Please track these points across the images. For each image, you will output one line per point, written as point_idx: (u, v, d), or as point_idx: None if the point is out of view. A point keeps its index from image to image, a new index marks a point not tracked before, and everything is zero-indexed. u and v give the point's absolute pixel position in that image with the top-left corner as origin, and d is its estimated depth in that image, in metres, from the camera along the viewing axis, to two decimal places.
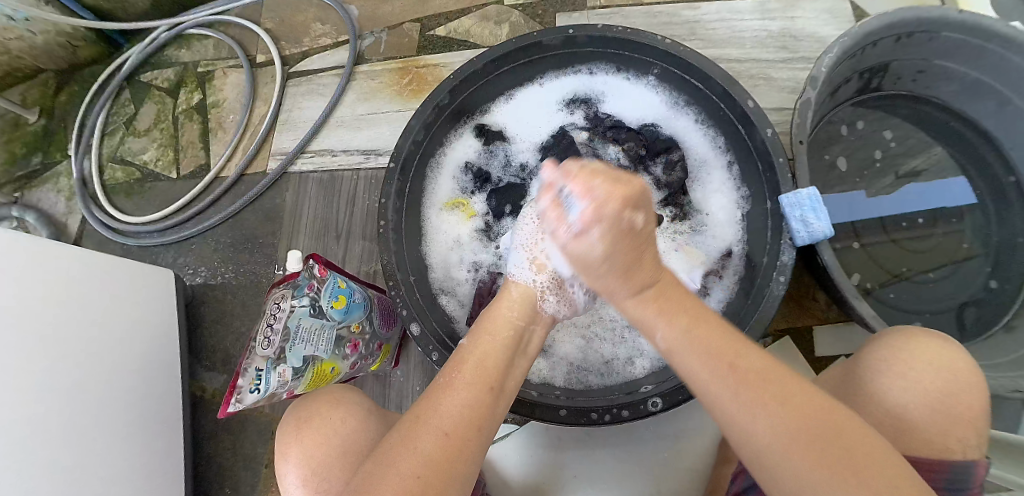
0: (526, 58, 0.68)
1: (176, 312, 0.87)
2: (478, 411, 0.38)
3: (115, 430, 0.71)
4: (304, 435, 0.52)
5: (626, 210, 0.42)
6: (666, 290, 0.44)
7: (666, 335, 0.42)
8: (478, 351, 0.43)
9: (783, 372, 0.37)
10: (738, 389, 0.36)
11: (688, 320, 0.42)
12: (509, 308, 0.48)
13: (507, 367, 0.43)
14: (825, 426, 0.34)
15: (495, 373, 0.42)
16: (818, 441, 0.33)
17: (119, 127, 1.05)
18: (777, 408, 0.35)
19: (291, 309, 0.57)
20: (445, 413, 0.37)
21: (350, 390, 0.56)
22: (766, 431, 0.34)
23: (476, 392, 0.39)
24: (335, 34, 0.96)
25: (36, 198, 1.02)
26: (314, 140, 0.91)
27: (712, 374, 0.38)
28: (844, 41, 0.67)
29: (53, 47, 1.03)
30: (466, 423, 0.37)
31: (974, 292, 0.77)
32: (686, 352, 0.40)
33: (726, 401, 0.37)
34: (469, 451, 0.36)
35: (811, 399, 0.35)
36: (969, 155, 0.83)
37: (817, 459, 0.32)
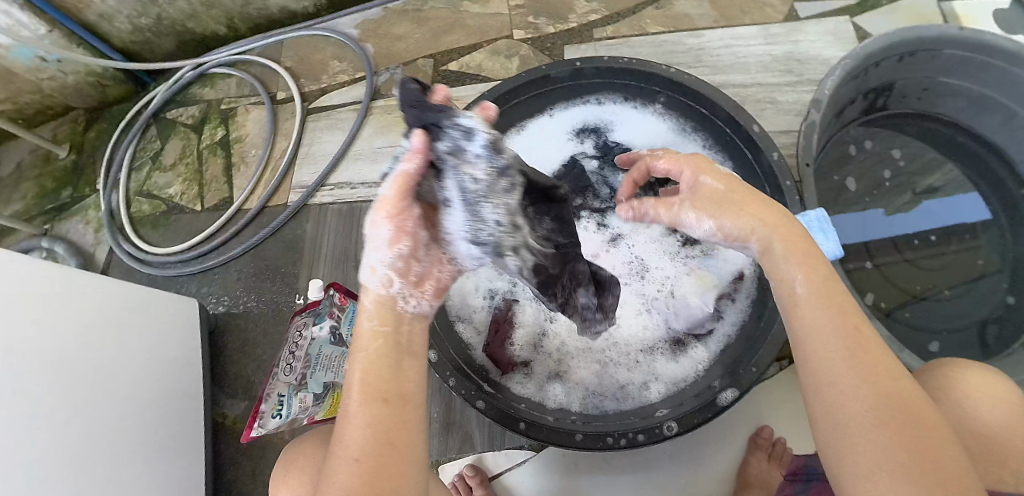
0: (538, 90, 0.73)
1: (198, 341, 0.89)
2: (381, 427, 0.38)
3: (137, 455, 0.72)
4: (288, 478, 0.53)
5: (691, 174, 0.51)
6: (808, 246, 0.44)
7: (803, 283, 0.43)
8: (364, 369, 0.40)
9: (891, 363, 0.39)
10: (852, 362, 0.39)
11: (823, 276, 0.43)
12: (368, 320, 0.42)
13: (399, 370, 0.41)
14: (916, 424, 0.36)
15: (388, 384, 0.40)
16: (906, 429, 0.36)
17: (145, 162, 1.10)
18: (871, 389, 0.37)
19: (312, 337, 0.60)
20: (350, 443, 0.38)
21: (337, 428, 0.58)
22: (856, 397, 0.37)
23: (372, 410, 0.39)
24: (352, 71, 1.01)
25: (65, 230, 1.06)
26: (334, 173, 0.94)
27: (830, 329, 0.40)
28: (846, 63, 0.68)
29: (83, 86, 1.09)
30: (369, 443, 0.37)
31: (993, 310, 0.76)
32: (818, 304, 0.41)
33: (835, 370, 0.39)
34: (389, 466, 0.37)
35: (910, 392, 0.38)
36: (980, 171, 0.83)
37: (894, 444, 0.35)
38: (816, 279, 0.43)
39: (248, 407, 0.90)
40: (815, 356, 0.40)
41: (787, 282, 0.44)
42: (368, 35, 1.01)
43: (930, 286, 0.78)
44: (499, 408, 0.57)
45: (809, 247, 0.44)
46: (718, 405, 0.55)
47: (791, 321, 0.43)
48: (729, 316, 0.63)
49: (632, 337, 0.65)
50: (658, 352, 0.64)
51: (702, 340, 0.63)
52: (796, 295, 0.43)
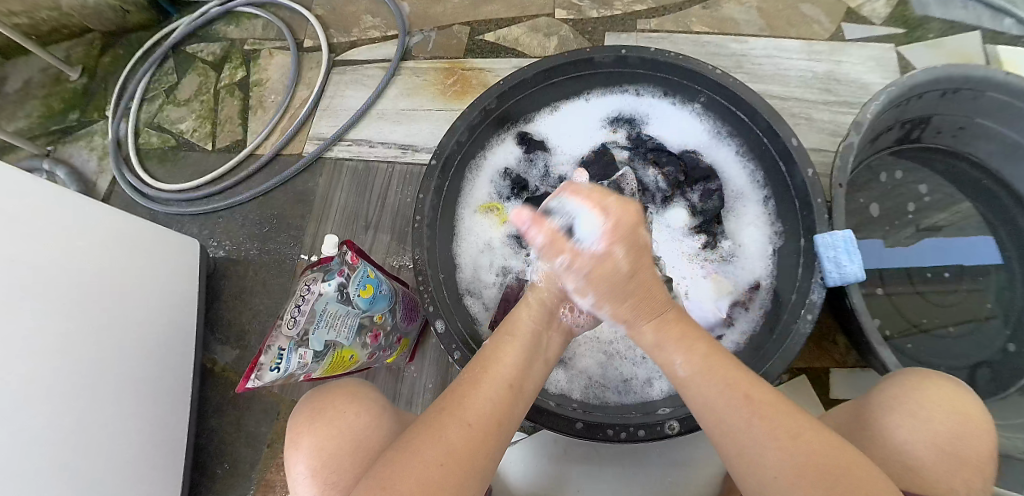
0: (575, 73, 0.69)
1: (198, 282, 0.88)
2: (498, 408, 0.41)
3: (121, 391, 0.71)
4: (315, 426, 0.52)
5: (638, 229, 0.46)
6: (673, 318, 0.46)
7: (686, 363, 0.43)
8: (502, 356, 0.44)
9: (798, 415, 0.39)
10: (756, 423, 0.38)
11: (706, 349, 0.44)
12: (528, 313, 0.48)
13: (528, 371, 0.45)
14: (825, 464, 0.35)
15: (518, 375, 0.43)
16: (830, 483, 0.35)
17: (159, 94, 1.07)
18: (786, 453, 0.36)
19: (320, 293, 0.57)
20: (473, 408, 0.39)
21: (368, 387, 0.57)
22: (776, 456, 0.37)
23: (499, 390, 0.42)
24: (385, 28, 0.98)
25: (67, 154, 1.04)
26: (353, 129, 0.92)
27: (727, 402, 0.40)
28: (891, 90, 0.67)
29: (104, 8, 1.06)
30: (489, 419, 0.39)
31: (990, 355, 0.76)
32: (703, 379, 0.42)
33: (746, 447, 0.38)
34: (486, 446, 0.38)
35: (811, 439, 0.37)
36: (1002, 217, 0.82)
37: (818, 492, 0.34)
38: (697, 359, 0.43)
39: (239, 356, 0.89)
40: (714, 416, 0.40)
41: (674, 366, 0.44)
42: None
43: (937, 321, 0.78)
44: None
45: (695, 330, 0.45)
46: None
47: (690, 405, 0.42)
48: (740, 324, 0.63)
49: None
50: None
51: None
52: (681, 376, 0.43)
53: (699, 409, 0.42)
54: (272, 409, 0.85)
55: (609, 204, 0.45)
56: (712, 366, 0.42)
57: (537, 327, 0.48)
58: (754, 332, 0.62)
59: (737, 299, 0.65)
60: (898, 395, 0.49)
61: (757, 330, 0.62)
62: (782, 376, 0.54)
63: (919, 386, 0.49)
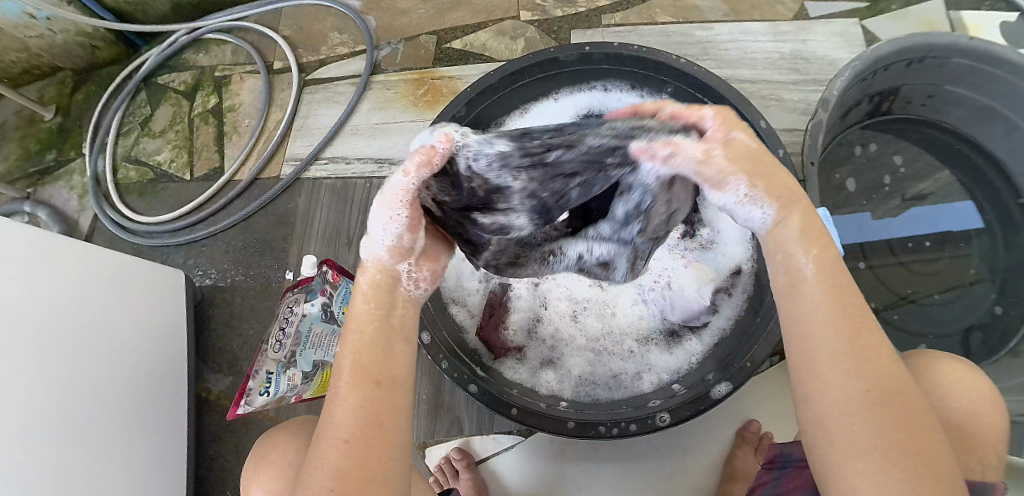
0: (542, 74, 0.70)
1: (186, 313, 0.88)
2: (370, 410, 0.37)
3: (115, 430, 0.70)
4: (263, 469, 0.53)
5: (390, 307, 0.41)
6: (812, 223, 0.40)
7: (811, 266, 0.38)
8: (356, 348, 0.39)
9: (892, 372, 0.36)
10: (849, 357, 0.35)
11: (832, 266, 0.38)
12: (366, 298, 0.41)
13: (391, 352, 0.40)
14: (914, 433, 0.34)
15: (381, 366, 0.39)
16: (906, 434, 0.33)
17: (134, 127, 1.06)
18: (870, 402, 0.34)
19: (303, 314, 0.58)
20: (340, 423, 0.36)
21: (309, 422, 0.57)
22: (858, 407, 0.34)
23: (363, 392, 0.37)
24: (353, 44, 0.98)
25: (48, 195, 1.03)
26: (329, 147, 0.92)
27: (834, 333, 0.36)
28: (856, 65, 0.67)
29: (72, 46, 1.05)
30: (361, 427, 0.36)
31: (979, 318, 0.77)
32: (823, 291, 0.37)
33: (826, 376, 0.35)
34: (374, 455, 0.36)
35: (902, 390, 0.35)
36: (977, 181, 0.83)
37: (895, 458, 0.33)
38: (827, 260, 0.39)
39: (233, 383, 0.89)
40: (814, 343, 0.37)
41: (800, 263, 0.39)
42: (371, 7, 0.98)
43: (922, 290, 0.79)
44: (491, 393, 0.56)
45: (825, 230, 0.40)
46: (711, 398, 0.54)
47: (788, 311, 0.39)
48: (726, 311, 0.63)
49: (627, 326, 0.66)
50: (652, 343, 0.64)
51: (697, 332, 0.64)
52: (801, 276, 0.38)
53: (789, 320, 0.39)
54: None
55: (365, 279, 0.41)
56: (833, 285, 0.38)
57: (384, 300, 0.41)
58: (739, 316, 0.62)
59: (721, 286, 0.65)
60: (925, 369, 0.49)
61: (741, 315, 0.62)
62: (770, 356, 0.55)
63: (933, 369, 0.49)
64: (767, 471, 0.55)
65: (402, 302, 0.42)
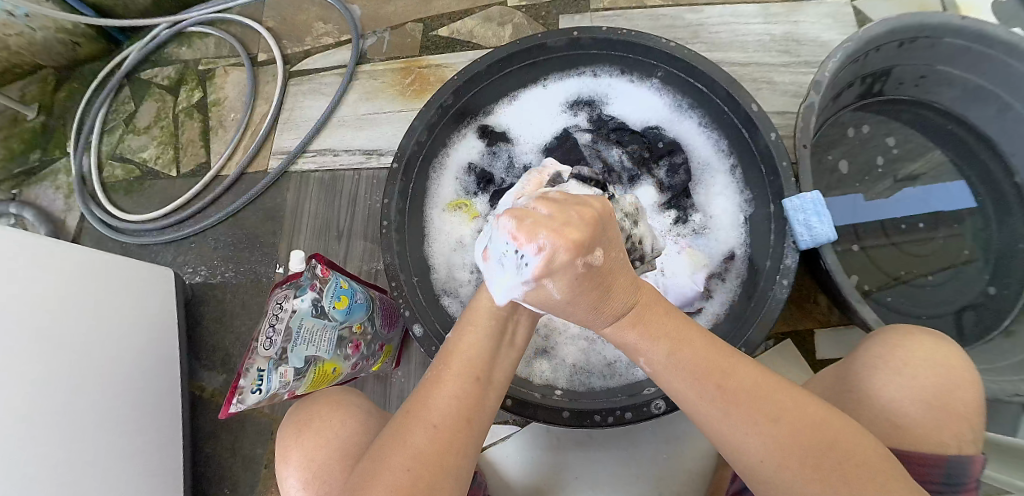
0: (530, 60, 0.68)
1: (176, 310, 0.87)
2: (467, 403, 0.38)
3: (110, 432, 0.69)
4: (303, 439, 0.53)
5: (580, 255, 0.31)
6: (647, 312, 0.38)
7: (651, 359, 0.39)
8: (467, 342, 0.42)
9: (775, 392, 0.37)
10: (731, 414, 0.36)
11: (673, 340, 0.38)
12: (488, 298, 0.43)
13: (497, 357, 0.42)
14: (815, 447, 0.35)
15: (484, 364, 0.41)
16: (814, 449, 0.35)
17: (118, 125, 1.04)
18: (770, 438, 0.35)
19: (293, 310, 0.56)
20: (435, 407, 0.38)
21: (350, 394, 0.57)
22: (761, 451, 0.36)
23: (463, 384, 0.39)
24: (338, 34, 0.96)
25: (34, 195, 1.02)
26: (317, 140, 0.91)
27: (702, 397, 0.37)
28: (848, 45, 0.66)
29: (53, 43, 1.03)
30: (454, 417, 0.37)
31: (972, 298, 0.77)
32: (670, 373, 0.38)
33: (729, 432, 0.37)
34: (455, 446, 0.37)
35: (791, 417, 0.36)
36: (970, 160, 0.83)
37: (812, 481, 0.34)
38: (665, 352, 0.38)
39: (227, 380, 0.88)
40: (697, 416, 0.38)
41: (638, 361, 0.40)
42: None
43: (915, 271, 0.78)
44: None
45: (655, 295, 0.40)
46: None
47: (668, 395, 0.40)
48: (719, 296, 0.63)
49: None
50: None
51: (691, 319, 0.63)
52: (648, 369, 0.40)
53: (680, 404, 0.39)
54: (266, 430, 0.84)
55: (541, 232, 0.31)
56: (680, 359, 0.38)
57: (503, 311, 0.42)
58: (732, 302, 0.62)
59: (713, 271, 0.65)
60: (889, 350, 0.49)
61: (735, 300, 0.62)
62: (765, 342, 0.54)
63: (900, 346, 0.49)
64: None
65: (506, 343, 0.43)
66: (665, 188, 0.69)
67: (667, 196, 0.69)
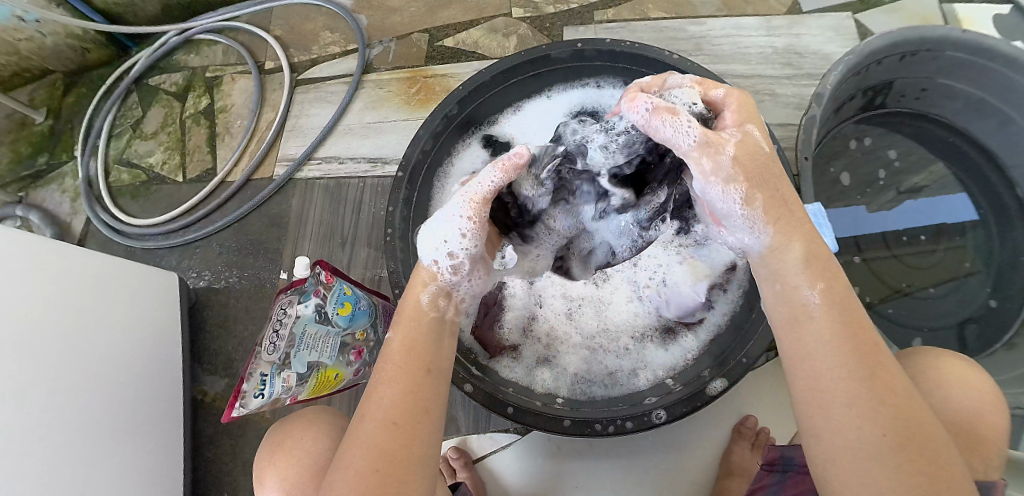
0: (535, 71, 0.70)
1: (180, 314, 0.87)
2: (414, 396, 0.39)
3: (111, 435, 0.70)
4: (277, 459, 0.53)
5: (754, 113, 0.42)
6: (823, 254, 0.40)
7: (818, 296, 0.38)
8: (407, 337, 0.42)
9: (903, 391, 0.36)
10: (860, 381, 0.35)
11: (834, 288, 0.39)
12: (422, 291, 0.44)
13: (439, 343, 0.43)
14: (925, 448, 0.34)
15: (427, 356, 0.41)
16: (918, 455, 0.34)
17: (126, 129, 1.05)
18: (875, 414, 0.34)
19: (296, 315, 0.57)
20: (386, 406, 0.38)
21: (332, 415, 0.57)
22: (865, 430, 0.34)
23: (409, 380, 0.39)
24: (344, 43, 0.98)
25: (40, 198, 1.03)
26: (322, 147, 0.92)
27: (842, 358, 0.36)
28: (849, 58, 0.67)
29: (63, 48, 1.04)
30: (406, 411, 0.38)
31: (975, 310, 0.77)
32: (825, 321, 0.37)
33: (833, 392, 0.35)
34: (414, 437, 0.37)
35: (914, 411, 0.35)
36: (972, 173, 0.83)
37: (907, 474, 0.33)
38: (833, 290, 0.38)
39: (228, 385, 0.88)
40: (816, 374, 0.36)
41: (803, 290, 0.39)
42: (362, 6, 0.98)
43: (917, 283, 0.79)
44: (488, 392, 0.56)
45: (829, 262, 0.40)
46: (708, 394, 0.54)
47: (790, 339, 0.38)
48: (720, 307, 0.63)
49: (622, 322, 0.66)
50: (648, 338, 0.64)
51: (692, 328, 0.64)
52: (806, 307, 0.38)
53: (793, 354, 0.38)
54: (266, 435, 0.84)
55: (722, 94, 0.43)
56: (841, 311, 0.38)
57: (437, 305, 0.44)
58: (733, 312, 0.62)
59: (715, 282, 0.63)
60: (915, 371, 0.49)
61: (736, 310, 0.62)
62: (764, 353, 0.55)
63: (931, 367, 0.49)
64: (766, 473, 0.56)
65: (448, 325, 0.45)
66: None
67: None
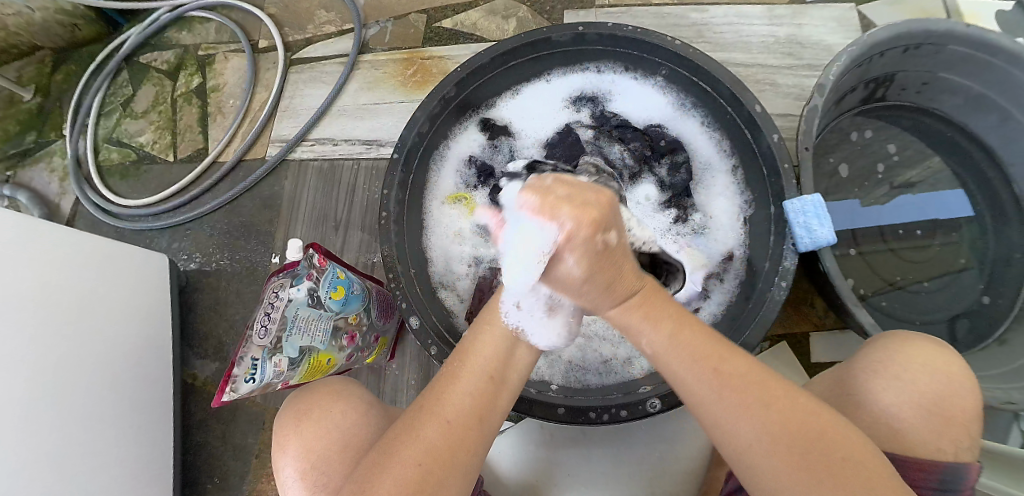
0: (534, 54, 0.68)
1: (169, 296, 0.86)
2: (479, 399, 0.38)
3: (102, 419, 0.69)
4: (303, 427, 0.52)
5: (599, 232, 0.34)
6: (651, 297, 0.41)
7: (653, 341, 0.40)
8: (481, 340, 0.42)
9: (765, 379, 0.37)
10: (725, 397, 0.36)
11: (673, 324, 0.40)
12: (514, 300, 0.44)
13: (512, 357, 0.42)
14: (812, 433, 0.34)
15: (500, 364, 0.41)
16: (807, 445, 0.34)
17: (116, 108, 1.03)
18: (775, 418, 0.35)
19: (289, 299, 0.55)
20: (450, 403, 0.37)
21: (351, 384, 0.57)
22: (754, 436, 0.35)
23: (477, 382, 0.39)
24: (340, 22, 0.96)
25: (28, 178, 1.00)
26: (316, 129, 0.90)
27: (699, 382, 0.37)
28: (852, 50, 0.66)
29: (52, 24, 1.01)
30: (469, 412, 0.37)
31: (966, 306, 0.77)
32: (673, 356, 0.39)
33: (713, 413, 0.37)
34: (468, 442, 0.36)
35: (788, 404, 0.36)
36: (969, 169, 0.83)
37: (802, 467, 0.33)
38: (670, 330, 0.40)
39: (219, 368, 0.87)
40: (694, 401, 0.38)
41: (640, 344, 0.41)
42: None
43: (911, 277, 0.79)
44: None
45: (664, 299, 0.41)
46: None
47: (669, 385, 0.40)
48: (716, 297, 0.63)
49: None
50: None
51: None
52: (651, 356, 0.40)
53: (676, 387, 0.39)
54: (257, 419, 0.83)
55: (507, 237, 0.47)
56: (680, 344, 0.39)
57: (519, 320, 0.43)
58: (730, 303, 0.62)
59: (710, 271, 0.65)
60: (883, 359, 0.49)
61: (732, 301, 0.62)
62: (761, 343, 0.54)
63: (897, 350, 0.49)
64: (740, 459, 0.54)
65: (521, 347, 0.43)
66: (665, 186, 0.69)
67: (667, 196, 0.68)
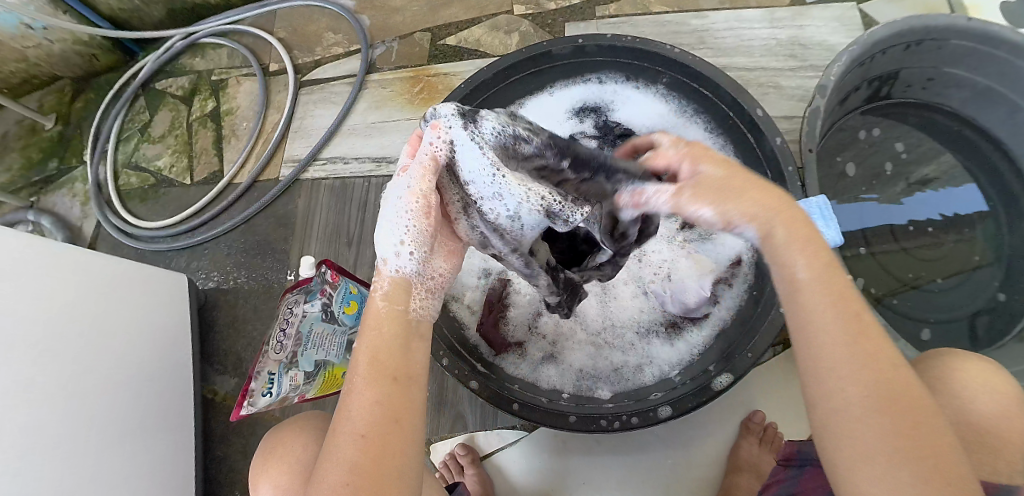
0: (536, 68, 0.70)
1: (188, 314, 0.88)
2: (388, 405, 0.37)
3: (122, 439, 0.70)
4: (272, 464, 0.53)
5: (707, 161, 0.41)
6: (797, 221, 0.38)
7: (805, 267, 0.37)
8: (373, 345, 0.40)
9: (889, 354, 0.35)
10: (851, 347, 0.34)
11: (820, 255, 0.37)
12: (380, 296, 0.42)
13: (408, 349, 0.40)
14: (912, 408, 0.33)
15: (393, 364, 0.39)
16: (902, 417, 0.32)
17: (133, 134, 1.07)
18: (873, 377, 0.34)
19: (303, 314, 0.57)
20: (356, 419, 0.36)
21: (318, 418, 0.58)
22: (858, 389, 0.34)
23: (378, 389, 0.37)
24: (348, 44, 0.98)
25: (51, 203, 1.04)
26: (326, 148, 0.93)
27: (821, 318, 0.36)
28: (853, 49, 0.66)
29: (70, 54, 1.05)
30: (380, 421, 0.36)
31: (982, 303, 0.76)
32: (817, 287, 0.36)
33: (828, 363, 0.35)
34: (393, 450, 0.36)
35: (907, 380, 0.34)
36: (980, 163, 0.82)
37: (892, 438, 0.32)
38: (817, 264, 0.37)
39: (237, 384, 0.89)
40: (809, 341, 0.36)
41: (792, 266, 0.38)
42: (365, 6, 0.99)
43: (925, 276, 0.78)
44: (493, 388, 0.57)
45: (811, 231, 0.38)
46: (711, 390, 0.54)
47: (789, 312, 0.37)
48: (727, 301, 0.63)
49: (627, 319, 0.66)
50: (654, 335, 0.64)
51: (697, 324, 0.64)
52: (796, 280, 0.37)
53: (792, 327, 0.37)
54: None
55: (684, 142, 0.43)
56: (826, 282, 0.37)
57: (399, 306, 0.41)
58: (740, 307, 0.62)
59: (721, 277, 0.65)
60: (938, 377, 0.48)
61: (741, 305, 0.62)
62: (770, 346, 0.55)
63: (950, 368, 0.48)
64: (784, 468, 0.54)
65: (421, 331, 0.42)
66: None
67: None
